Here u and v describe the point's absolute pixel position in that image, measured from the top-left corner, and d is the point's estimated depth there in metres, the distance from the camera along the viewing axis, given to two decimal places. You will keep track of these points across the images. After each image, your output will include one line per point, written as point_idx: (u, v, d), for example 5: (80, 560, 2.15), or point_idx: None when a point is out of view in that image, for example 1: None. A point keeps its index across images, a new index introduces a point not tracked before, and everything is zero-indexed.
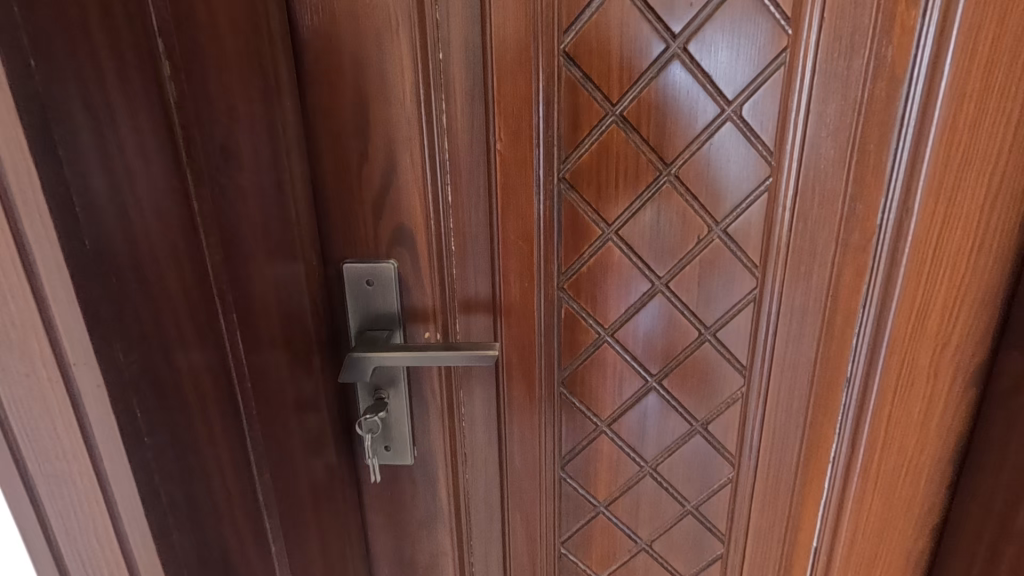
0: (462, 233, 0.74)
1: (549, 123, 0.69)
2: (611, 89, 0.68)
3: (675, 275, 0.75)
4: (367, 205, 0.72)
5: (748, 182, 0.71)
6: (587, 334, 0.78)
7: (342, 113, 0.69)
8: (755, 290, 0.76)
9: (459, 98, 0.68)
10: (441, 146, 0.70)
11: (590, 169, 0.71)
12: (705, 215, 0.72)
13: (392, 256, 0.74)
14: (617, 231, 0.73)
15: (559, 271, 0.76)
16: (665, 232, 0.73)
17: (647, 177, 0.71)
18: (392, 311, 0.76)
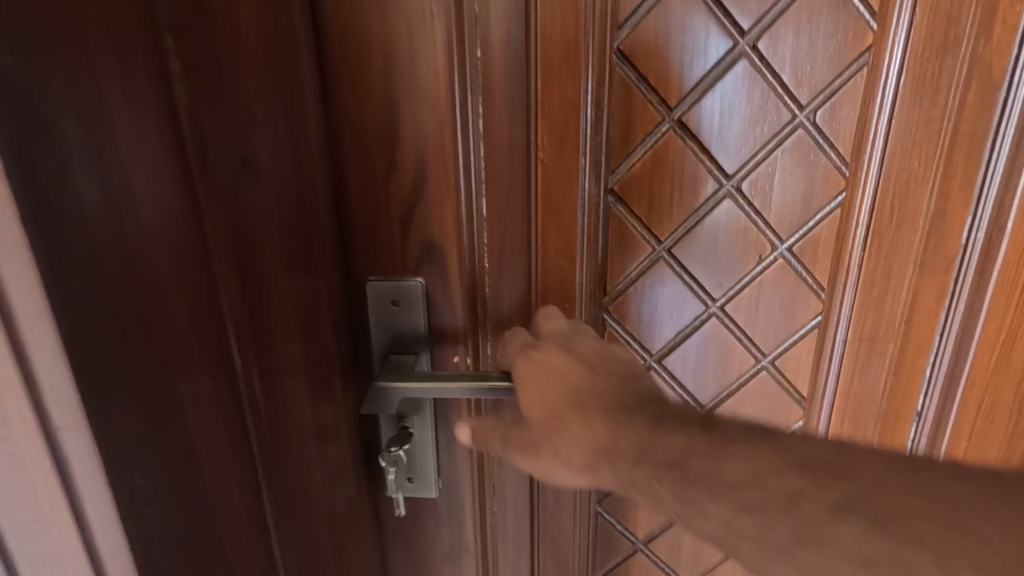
0: (500, 249, 0.67)
1: (598, 128, 0.62)
2: (669, 92, 0.61)
3: (733, 297, 0.68)
4: (394, 218, 0.66)
5: (819, 196, 0.63)
6: (633, 360, 0.72)
7: (368, 116, 0.62)
8: (820, 315, 0.68)
9: (500, 100, 0.61)
10: (478, 153, 0.63)
11: (641, 180, 0.64)
12: (769, 232, 0.65)
13: (421, 273, 0.68)
14: (669, 249, 0.66)
15: (603, 291, 0.69)
16: (723, 250, 0.66)
17: (705, 190, 0.64)
18: (419, 331, 0.69)
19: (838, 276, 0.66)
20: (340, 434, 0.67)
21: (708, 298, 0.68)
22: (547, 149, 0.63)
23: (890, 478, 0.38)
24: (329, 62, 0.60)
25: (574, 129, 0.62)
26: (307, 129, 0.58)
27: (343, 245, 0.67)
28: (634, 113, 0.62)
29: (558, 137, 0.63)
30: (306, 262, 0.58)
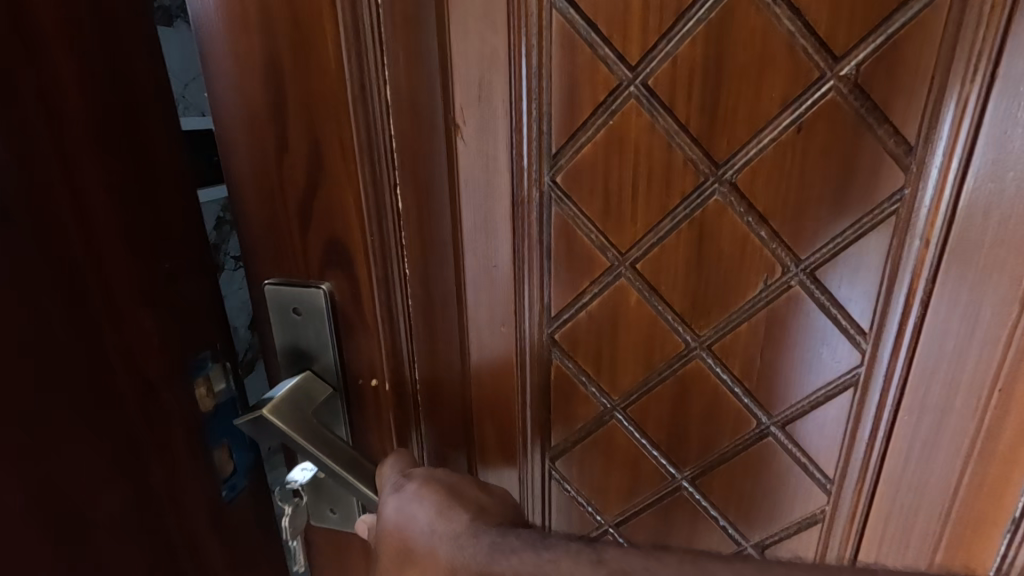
0: (422, 255, 0.52)
1: (535, 97, 0.45)
2: (629, 43, 0.42)
3: (722, 334, 0.49)
4: (291, 210, 0.52)
5: (859, 197, 0.42)
6: (589, 403, 0.55)
7: (247, 77, 0.48)
8: (859, 368, 0.48)
9: (404, 58, 0.46)
10: (384, 131, 0.48)
11: (594, 169, 0.46)
12: (778, 246, 0.45)
13: (326, 278, 0.54)
14: (634, 264, 0.49)
15: (548, 315, 0.53)
16: (711, 270, 0.47)
17: (684, 186, 0.45)
18: (326, 352, 0.56)
19: (879, 314, 0.45)
20: (224, 514, 0.49)
21: (689, 333, 0.50)
22: (469, 126, 0.48)
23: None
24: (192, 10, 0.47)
25: (502, 98, 0.46)
26: (74, 97, 0.36)
27: (191, 264, 0.44)
28: (579, 76, 0.44)
29: (481, 108, 0.47)
30: (78, 301, 0.37)
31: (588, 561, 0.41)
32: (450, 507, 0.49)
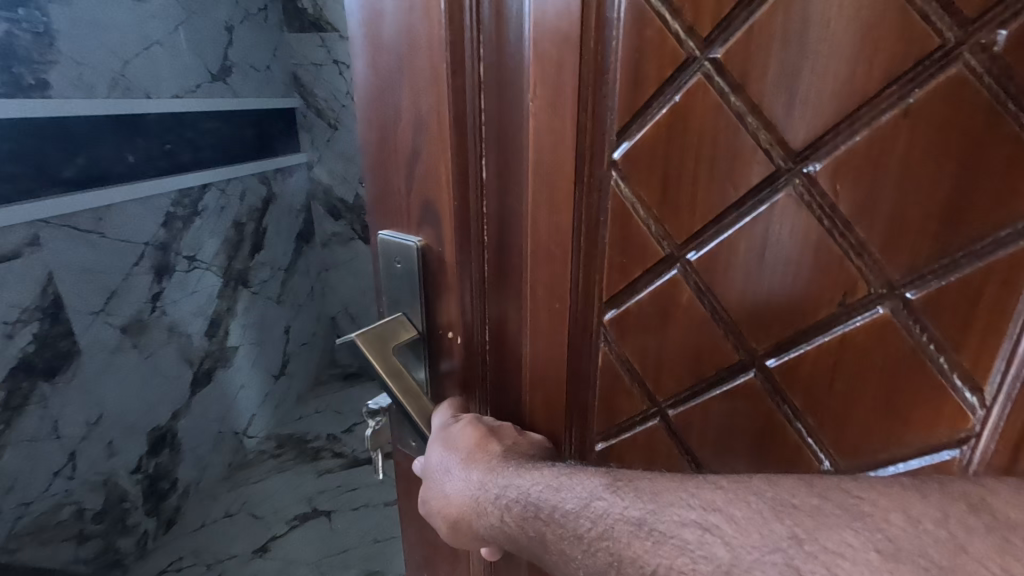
0: (502, 233, 0.50)
1: (607, 74, 0.43)
2: (698, 11, 0.38)
3: (783, 354, 0.43)
4: (398, 175, 0.49)
5: (989, 208, 0.32)
6: (632, 399, 0.53)
7: (374, 56, 0.46)
8: (971, 439, 0.36)
9: (500, 29, 0.43)
10: (476, 106, 0.45)
11: (655, 154, 0.43)
12: (865, 260, 0.36)
13: (419, 237, 0.51)
14: (689, 258, 0.45)
15: (605, 302, 0.50)
16: (776, 274, 0.41)
17: (750, 177, 0.40)
18: (415, 312, 0.54)
19: (1000, 366, 0.34)
20: None
21: (745, 344, 0.44)
22: (538, 100, 0.44)
23: (689, 510, 0.36)
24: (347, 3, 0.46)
25: (574, 68, 0.42)
26: None
27: None
28: (644, 51, 0.41)
29: (552, 80, 0.43)
30: None
31: (600, 472, 0.43)
32: (487, 440, 0.52)
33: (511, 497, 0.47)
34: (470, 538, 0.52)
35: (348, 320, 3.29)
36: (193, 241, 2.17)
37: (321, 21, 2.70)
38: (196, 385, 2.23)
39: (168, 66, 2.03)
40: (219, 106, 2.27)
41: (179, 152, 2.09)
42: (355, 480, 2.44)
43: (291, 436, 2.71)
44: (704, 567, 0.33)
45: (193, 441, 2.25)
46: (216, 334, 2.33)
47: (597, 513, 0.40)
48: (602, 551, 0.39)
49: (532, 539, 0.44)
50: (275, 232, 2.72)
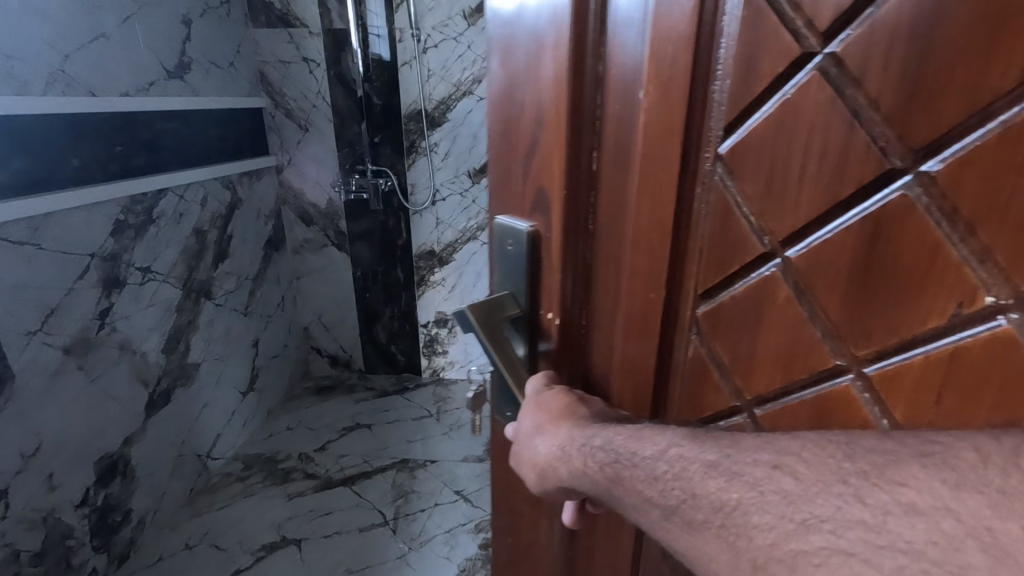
0: (608, 222, 0.55)
1: (715, 75, 0.46)
2: (820, 7, 0.39)
3: (885, 362, 0.41)
4: (518, 164, 0.56)
5: None
6: (719, 398, 0.54)
7: (510, 63, 0.54)
8: None
9: (616, 34, 0.47)
10: (592, 103, 0.51)
11: (762, 151, 0.45)
12: (988, 270, 0.35)
13: (531, 222, 0.57)
14: (789, 257, 0.45)
15: (699, 295, 0.53)
16: (884, 273, 0.40)
17: (865, 172, 0.39)
18: (521, 288, 0.60)
19: None
20: None
21: (843, 350, 0.43)
22: (649, 99, 0.47)
23: (762, 449, 0.38)
24: (494, 18, 0.53)
25: (687, 68, 0.45)
26: None
27: None
28: (760, 50, 0.42)
29: (663, 81, 0.46)
30: None
31: (669, 432, 0.44)
32: (576, 403, 0.55)
33: (597, 443, 0.49)
34: (555, 489, 0.54)
35: (321, 331, 3.18)
36: (146, 253, 2.00)
37: (289, 15, 2.58)
38: (152, 407, 2.06)
39: (119, 64, 1.87)
40: (175, 105, 2.13)
41: (130, 154, 1.93)
42: (329, 503, 2.25)
43: (259, 456, 2.55)
44: (772, 499, 0.36)
45: (148, 468, 2.08)
46: (175, 349, 2.18)
47: (670, 458, 0.42)
48: (671, 494, 0.41)
49: (612, 479, 0.46)
50: (241, 242, 2.58)
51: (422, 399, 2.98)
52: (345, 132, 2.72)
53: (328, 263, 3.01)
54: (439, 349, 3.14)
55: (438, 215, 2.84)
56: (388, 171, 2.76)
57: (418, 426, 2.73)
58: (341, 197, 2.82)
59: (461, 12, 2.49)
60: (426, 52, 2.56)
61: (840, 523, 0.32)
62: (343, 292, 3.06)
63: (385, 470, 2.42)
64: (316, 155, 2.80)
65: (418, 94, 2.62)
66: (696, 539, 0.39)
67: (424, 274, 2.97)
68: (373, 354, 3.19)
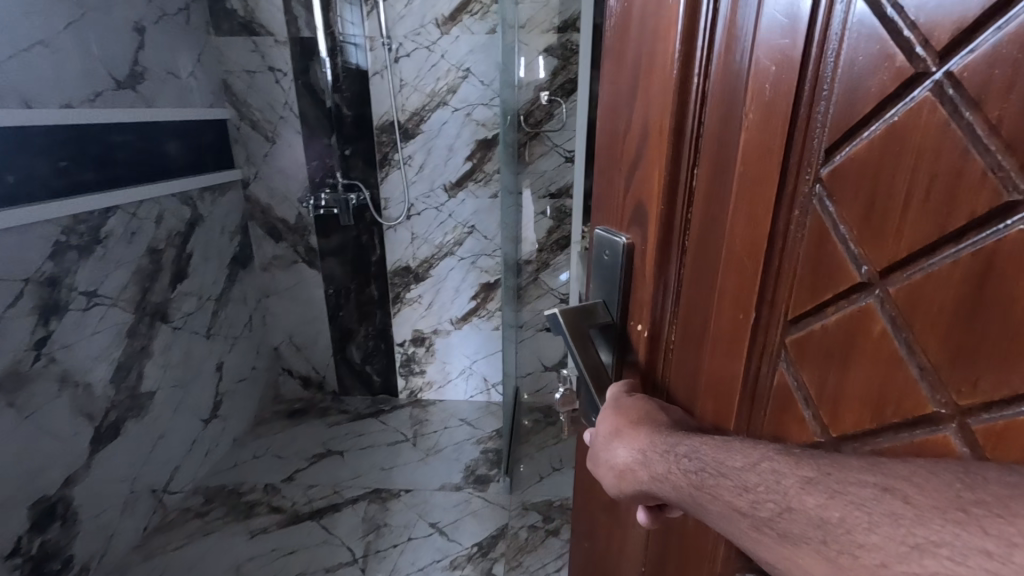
0: (703, 240, 0.50)
1: (819, 96, 0.40)
2: (939, 25, 0.32)
3: (991, 415, 0.32)
4: (621, 177, 0.56)
5: None
6: (804, 432, 0.46)
7: (621, 79, 0.54)
8: None
9: (728, 54, 0.44)
10: (695, 121, 0.48)
11: (865, 170, 0.38)
12: None
13: (627, 235, 0.56)
14: (889, 289, 0.38)
15: (790, 321, 0.46)
16: (1000, 318, 0.31)
17: (980, 203, 0.32)
18: (615, 296, 0.58)
19: None
20: None
21: (943, 396, 0.35)
22: (749, 120, 0.44)
23: (867, 470, 0.32)
24: (617, 36, 0.53)
25: (790, 87, 0.41)
26: None
27: None
28: (868, 69, 0.37)
29: (767, 100, 0.42)
30: None
31: (760, 447, 0.38)
32: (656, 412, 0.51)
33: (682, 450, 0.44)
34: (637, 494, 0.48)
35: (292, 351, 3.01)
36: (90, 276, 1.82)
37: (253, 23, 2.46)
38: (97, 442, 1.87)
39: (61, 69, 1.72)
40: (125, 117, 1.98)
41: (72, 168, 1.77)
42: (294, 541, 2.08)
43: (221, 489, 2.36)
44: (880, 519, 0.30)
45: (94, 509, 1.88)
46: (125, 380, 2.00)
47: (760, 469, 0.36)
48: (762, 505, 0.35)
49: (695, 484, 0.40)
50: (202, 259, 2.41)
51: (399, 423, 2.85)
52: (314, 145, 2.60)
53: (298, 280, 2.86)
54: (417, 369, 3.02)
55: (413, 230, 2.74)
56: (360, 185, 2.65)
57: (393, 452, 2.60)
58: (310, 212, 2.69)
59: (433, 19, 2.41)
60: (398, 62, 2.47)
61: (960, 550, 0.27)
62: (315, 311, 2.92)
63: (356, 502, 2.27)
64: (284, 168, 2.66)
65: (391, 105, 2.53)
66: (793, 555, 0.33)
67: (400, 291, 2.86)
68: (347, 375, 3.04)
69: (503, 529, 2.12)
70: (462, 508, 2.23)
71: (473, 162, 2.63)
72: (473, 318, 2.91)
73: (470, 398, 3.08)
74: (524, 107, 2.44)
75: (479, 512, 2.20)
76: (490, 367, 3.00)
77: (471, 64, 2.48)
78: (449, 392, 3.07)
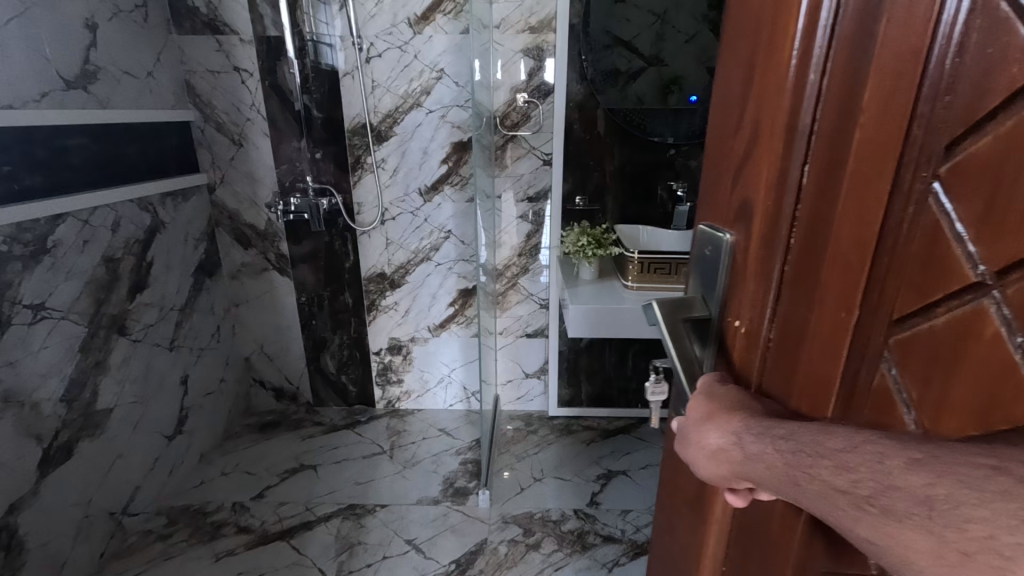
0: (811, 238, 0.43)
1: (945, 84, 0.34)
2: None
3: None
4: (728, 174, 0.50)
5: None
6: (900, 422, 0.41)
7: (735, 67, 0.48)
8: None
9: (853, 41, 0.38)
10: (810, 116, 0.41)
11: (987, 164, 0.33)
12: None
13: (732, 231, 0.49)
14: (1007, 290, 0.33)
15: (895, 321, 0.40)
16: None
17: None
18: (713, 295, 0.51)
19: None
20: None
21: None
22: (870, 109, 0.37)
23: (977, 452, 0.30)
24: (736, 23, 0.49)
25: (916, 77, 0.35)
26: None
27: None
28: (997, 61, 0.32)
29: (887, 91, 0.36)
30: None
31: (861, 431, 0.35)
32: (746, 403, 0.44)
33: (779, 432, 0.39)
34: (734, 481, 0.43)
35: (264, 361, 2.90)
36: (36, 287, 1.71)
37: (216, 22, 2.36)
38: (46, 465, 1.76)
39: (6, 66, 1.62)
40: (77, 119, 1.87)
41: (20, 173, 1.66)
42: (261, 563, 1.98)
43: (186, 509, 2.25)
44: (994, 501, 0.28)
45: (43, 537, 1.76)
46: (79, 397, 1.88)
47: (864, 451, 0.34)
48: (864, 484, 0.33)
49: (793, 463, 0.37)
50: (164, 267, 2.30)
51: (375, 434, 2.76)
52: (283, 148, 2.51)
53: (269, 288, 2.76)
54: (394, 378, 2.93)
55: (388, 235, 2.66)
56: (332, 189, 2.57)
57: (369, 465, 2.51)
58: (279, 218, 2.59)
59: (405, 19, 2.34)
60: (369, 62, 2.39)
61: None
62: (287, 320, 2.81)
63: (329, 519, 2.18)
64: (251, 171, 2.56)
65: (362, 106, 2.45)
66: (897, 530, 0.31)
67: (375, 298, 2.77)
68: (322, 386, 2.94)
69: (482, 544, 2.05)
70: (439, 524, 2.15)
71: (449, 165, 2.57)
72: (451, 325, 2.83)
73: (450, 406, 3.00)
74: (499, 109, 2.40)
75: (456, 528, 2.13)
76: (469, 375, 2.93)
77: (445, 64, 2.42)
78: (428, 401, 2.98)
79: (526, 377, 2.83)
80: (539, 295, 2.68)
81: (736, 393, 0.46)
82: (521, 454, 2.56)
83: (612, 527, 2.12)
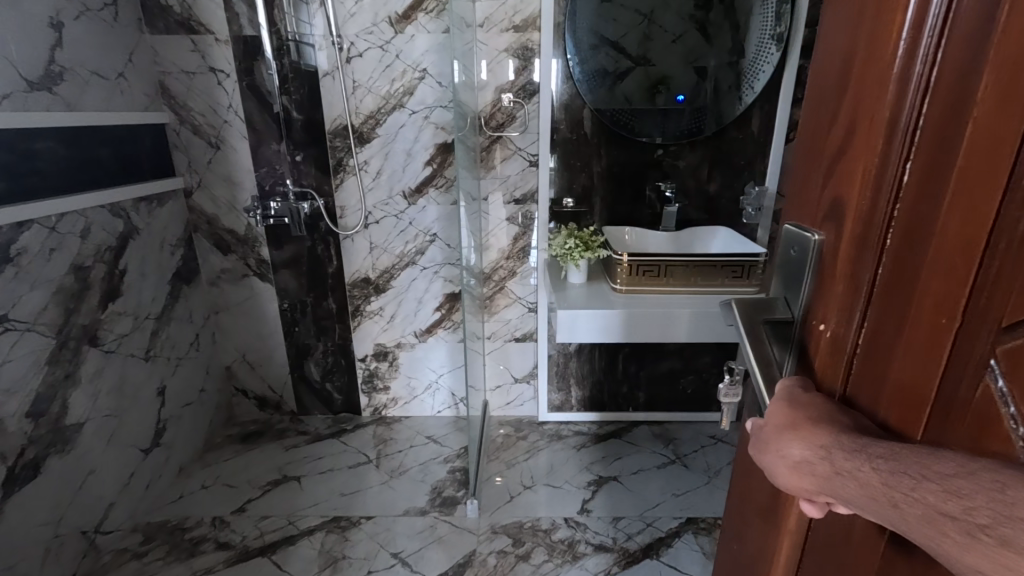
0: (908, 238, 0.39)
1: None
2: None
3: None
4: (820, 173, 0.46)
5: None
6: (1006, 445, 0.34)
7: (833, 58, 0.45)
8: None
9: (970, 30, 0.33)
10: (914, 113, 0.37)
11: None
12: None
13: (819, 232, 0.46)
14: None
15: (1004, 332, 0.34)
16: None
17: None
18: (796, 298, 0.49)
19: None
20: None
21: None
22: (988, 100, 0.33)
23: None
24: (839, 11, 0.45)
25: None
26: None
27: None
28: None
29: None
30: None
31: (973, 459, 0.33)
32: (834, 414, 0.43)
33: (876, 450, 0.38)
34: (817, 492, 0.42)
35: (245, 370, 2.83)
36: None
37: (191, 21, 2.29)
38: (12, 484, 1.68)
39: None
40: (43, 121, 1.80)
41: None
42: None
43: (163, 525, 2.17)
44: None
45: (10, 558, 1.68)
46: (49, 412, 1.81)
47: (980, 479, 0.32)
48: (979, 513, 0.31)
49: (894, 483, 0.35)
50: (139, 275, 2.23)
51: (361, 443, 2.70)
52: (262, 151, 2.44)
53: (250, 294, 2.69)
54: (380, 385, 2.87)
55: (372, 239, 2.60)
56: (313, 193, 2.51)
57: (355, 475, 2.45)
58: (258, 223, 2.53)
59: (386, 18, 2.28)
60: (350, 62, 2.34)
61: None
62: (269, 328, 2.74)
63: (312, 533, 2.11)
64: (231, 176, 2.49)
65: (343, 107, 2.39)
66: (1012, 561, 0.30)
67: (360, 304, 2.71)
68: (306, 394, 2.87)
69: (470, 557, 1.99)
70: (426, 535, 2.10)
71: (433, 167, 2.51)
72: (438, 330, 2.77)
73: (438, 413, 2.94)
74: (484, 109, 2.35)
75: (444, 540, 2.07)
76: (457, 381, 2.88)
77: (428, 64, 2.37)
78: (415, 408, 2.92)
79: (515, 382, 2.79)
80: (527, 299, 2.63)
81: (822, 403, 0.44)
82: (510, 461, 2.51)
83: (604, 535, 2.08)
